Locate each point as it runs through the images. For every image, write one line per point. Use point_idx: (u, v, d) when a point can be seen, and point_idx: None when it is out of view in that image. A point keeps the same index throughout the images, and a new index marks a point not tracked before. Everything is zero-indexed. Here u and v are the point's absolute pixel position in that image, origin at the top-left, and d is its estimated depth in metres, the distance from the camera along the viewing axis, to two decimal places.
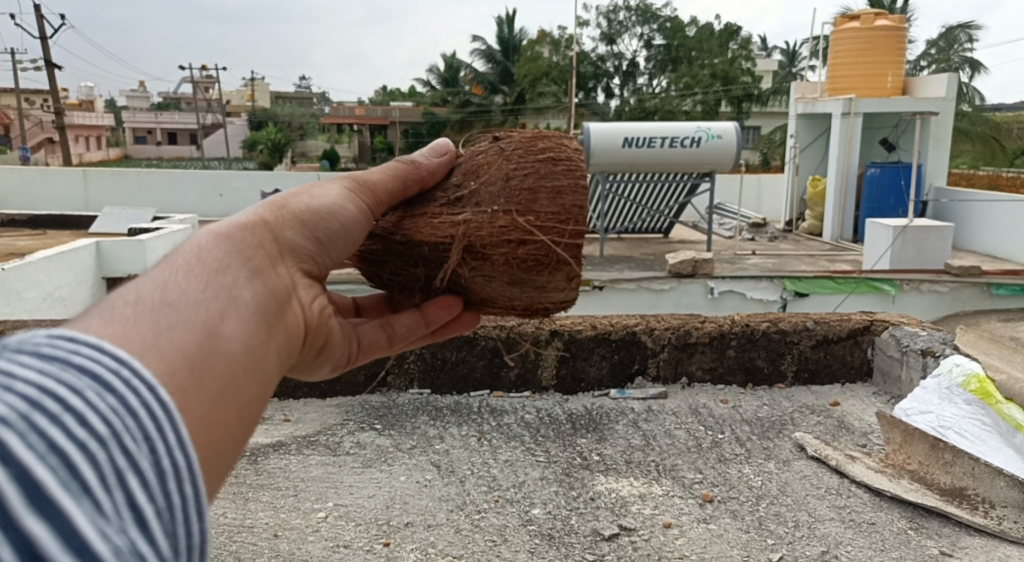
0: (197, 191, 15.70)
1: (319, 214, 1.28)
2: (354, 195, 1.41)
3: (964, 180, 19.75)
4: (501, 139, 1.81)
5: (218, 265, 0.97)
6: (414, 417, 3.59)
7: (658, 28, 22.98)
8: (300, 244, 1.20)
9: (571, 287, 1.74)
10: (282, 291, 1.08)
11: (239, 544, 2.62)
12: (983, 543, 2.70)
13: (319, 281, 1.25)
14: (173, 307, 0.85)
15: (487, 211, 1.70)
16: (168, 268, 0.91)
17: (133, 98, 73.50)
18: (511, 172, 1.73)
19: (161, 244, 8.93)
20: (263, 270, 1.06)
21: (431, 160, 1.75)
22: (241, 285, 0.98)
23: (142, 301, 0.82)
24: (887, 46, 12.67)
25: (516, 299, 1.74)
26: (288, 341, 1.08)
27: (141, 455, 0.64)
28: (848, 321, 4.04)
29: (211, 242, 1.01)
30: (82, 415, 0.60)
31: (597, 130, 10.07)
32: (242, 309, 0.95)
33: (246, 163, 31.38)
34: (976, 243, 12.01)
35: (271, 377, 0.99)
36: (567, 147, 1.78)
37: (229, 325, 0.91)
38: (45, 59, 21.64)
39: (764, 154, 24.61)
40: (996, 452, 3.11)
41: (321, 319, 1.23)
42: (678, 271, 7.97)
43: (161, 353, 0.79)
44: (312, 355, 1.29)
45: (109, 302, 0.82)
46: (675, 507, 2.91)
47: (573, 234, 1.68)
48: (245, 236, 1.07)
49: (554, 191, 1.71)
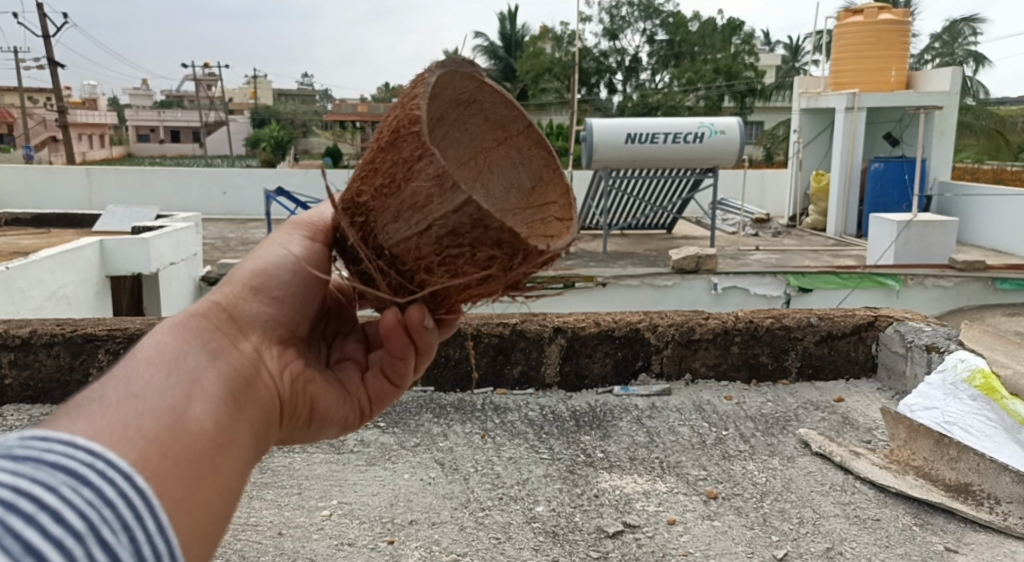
0: (201, 189, 15.80)
1: (268, 272, 1.23)
2: (300, 241, 1.33)
3: (969, 175, 19.70)
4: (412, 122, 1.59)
5: (177, 350, 1.00)
6: (417, 415, 3.60)
7: (660, 23, 22.90)
8: (258, 311, 1.19)
9: (449, 188, 1.24)
10: (247, 366, 1.10)
11: (243, 543, 2.62)
12: (987, 539, 2.69)
13: (290, 342, 1.25)
14: (140, 398, 0.89)
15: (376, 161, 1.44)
16: (128, 365, 0.94)
17: (135, 97, 73.82)
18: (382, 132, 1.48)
19: (166, 242, 8.80)
20: (225, 349, 1.08)
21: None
22: (203, 368, 1.01)
23: (104, 399, 0.86)
24: (892, 40, 12.63)
25: (428, 243, 1.27)
26: (263, 416, 1.09)
27: (120, 544, 0.67)
28: (853, 316, 4.03)
29: (168, 330, 1.03)
30: (58, 512, 0.64)
31: (599, 126, 10.07)
32: (205, 391, 0.98)
33: (249, 161, 31.50)
34: (981, 237, 11.96)
35: (247, 453, 1.01)
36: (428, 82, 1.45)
37: (197, 407, 0.94)
38: (48, 57, 21.67)
39: (767, 149, 24.60)
40: (1002, 447, 3.08)
41: (298, 388, 1.22)
42: (681, 268, 8.01)
43: (131, 442, 0.82)
44: (302, 424, 1.26)
45: (79, 401, 0.85)
46: (679, 504, 2.91)
47: (413, 132, 1.30)
48: (203, 319, 1.09)
49: (455, 99, 1.49)
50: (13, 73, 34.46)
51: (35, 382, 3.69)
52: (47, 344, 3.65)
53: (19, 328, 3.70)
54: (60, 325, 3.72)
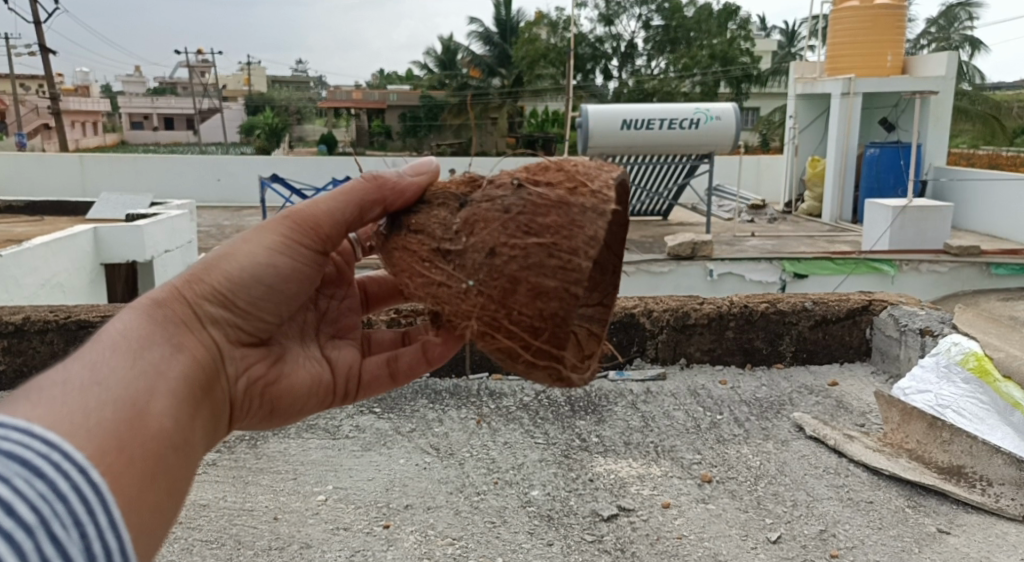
0: (195, 176, 15.80)
1: (244, 280, 1.25)
2: (286, 252, 1.29)
3: (964, 160, 19.70)
4: (518, 190, 1.35)
5: (143, 339, 1.04)
6: (413, 400, 3.59)
7: (657, 8, 22.76)
8: (223, 313, 1.22)
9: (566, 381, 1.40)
10: (206, 364, 1.16)
11: (239, 528, 2.63)
12: (979, 520, 2.71)
13: (250, 343, 1.30)
14: (103, 387, 0.93)
15: (486, 257, 1.32)
16: (94, 348, 0.98)
17: (127, 84, 73.55)
18: (498, 245, 1.31)
19: (159, 230, 8.74)
20: (187, 343, 1.13)
21: (424, 173, 1.47)
22: (166, 362, 1.05)
23: (69, 383, 0.90)
24: (888, 25, 12.57)
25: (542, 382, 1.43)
26: (213, 420, 1.15)
27: (70, 541, 0.72)
28: (847, 300, 4.03)
29: (135, 319, 1.07)
30: (10, 505, 0.68)
31: (595, 112, 10.03)
32: (167, 387, 1.02)
33: (244, 148, 31.37)
34: (976, 223, 11.97)
35: (196, 452, 1.05)
36: (570, 244, 1.27)
37: (157, 401, 0.99)
38: (40, 44, 21.48)
39: (763, 135, 24.64)
40: (994, 430, 3.11)
41: (253, 387, 1.30)
42: (678, 254, 8.16)
43: (88, 435, 0.85)
44: (261, 416, 1.36)
45: (40, 385, 0.89)
46: (674, 488, 2.92)
47: (541, 348, 1.32)
48: (167, 311, 1.13)
49: (593, 236, 1.27)
50: (5, 61, 34.18)
51: (29, 368, 3.68)
52: (40, 330, 3.63)
53: (11, 315, 3.68)
54: (53, 312, 3.70)
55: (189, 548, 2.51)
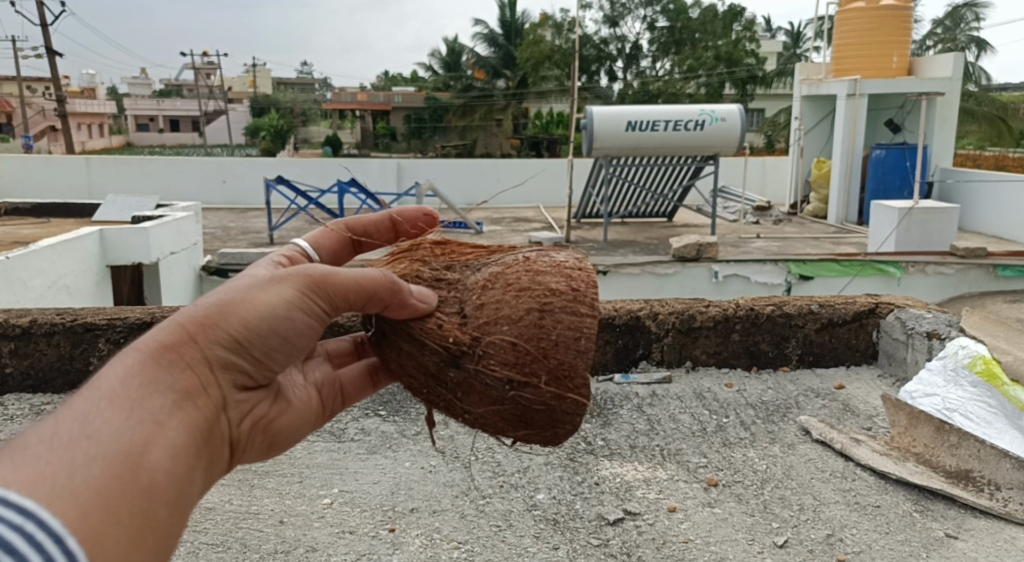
0: (201, 177, 15.86)
1: (260, 328, 1.23)
2: (302, 307, 1.28)
3: (970, 162, 19.62)
4: (510, 385, 1.46)
5: (143, 388, 1.05)
6: (419, 403, 3.58)
7: (661, 9, 22.78)
8: (234, 359, 1.21)
9: None
10: (211, 410, 1.16)
11: (245, 531, 2.63)
12: (987, 526, 2.69)
13: (256, 385, 1.30)
14: (94, 439, 0.95)
15: (478, 419, 1.52)
16: (91, 398, 0.99)
17: (133, 85, 74.01)
18: (491, 416, 1.50)
19: (166, 231, 8.76)
20: (192, 391, 1.13)
21: (421, 304, 1.51)
22: (168, 411, 1.06)
23: (61, 438, 0.92)
24: (894, 25, 12.57)
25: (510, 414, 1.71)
26: (212, 461, 1.17)
27: None
28: (853, 303, 4.02)
29: (136, 365, 1.07)
30: None
31: (599, 114, 10.03)
32: (165, 439, 1.04)
33: (249, 150, 31.41)
34: (982, 224, 11.92)
35: (192, 500, 1.08)
36: (555, 434, 1.50)
37: (153, 452, 1.01)
38: (47, 47, 21.57)
39: (769, 136, 24.59)
40: (1003, 434, 3.08)
41: (255, 423, 1.31)
42: (682, 255, 8.14)
43: (72, 497, 0.87)
44: (263, 450, 1.37)
45: (30, 440, 0.91)
46: (679, 492, 2.91)
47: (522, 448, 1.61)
48: (173, 355, 1.12)
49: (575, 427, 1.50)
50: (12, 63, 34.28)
51: (36, 371, 3.69)
52: (47, 333, 3.65)
53: (19, 317, 3.69)
54: (60, 315, 3.70)
55: (195, 552, 2.51)
